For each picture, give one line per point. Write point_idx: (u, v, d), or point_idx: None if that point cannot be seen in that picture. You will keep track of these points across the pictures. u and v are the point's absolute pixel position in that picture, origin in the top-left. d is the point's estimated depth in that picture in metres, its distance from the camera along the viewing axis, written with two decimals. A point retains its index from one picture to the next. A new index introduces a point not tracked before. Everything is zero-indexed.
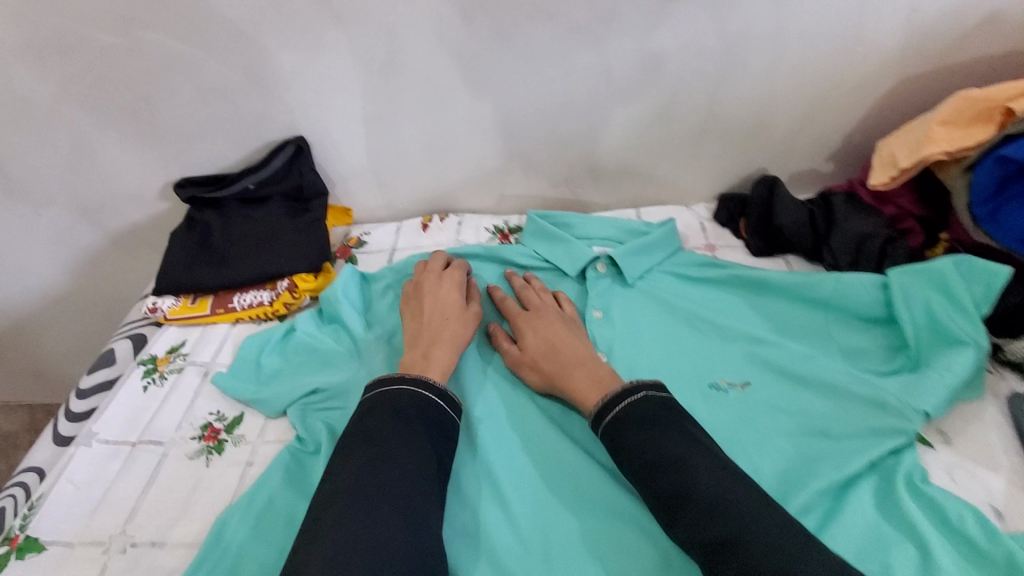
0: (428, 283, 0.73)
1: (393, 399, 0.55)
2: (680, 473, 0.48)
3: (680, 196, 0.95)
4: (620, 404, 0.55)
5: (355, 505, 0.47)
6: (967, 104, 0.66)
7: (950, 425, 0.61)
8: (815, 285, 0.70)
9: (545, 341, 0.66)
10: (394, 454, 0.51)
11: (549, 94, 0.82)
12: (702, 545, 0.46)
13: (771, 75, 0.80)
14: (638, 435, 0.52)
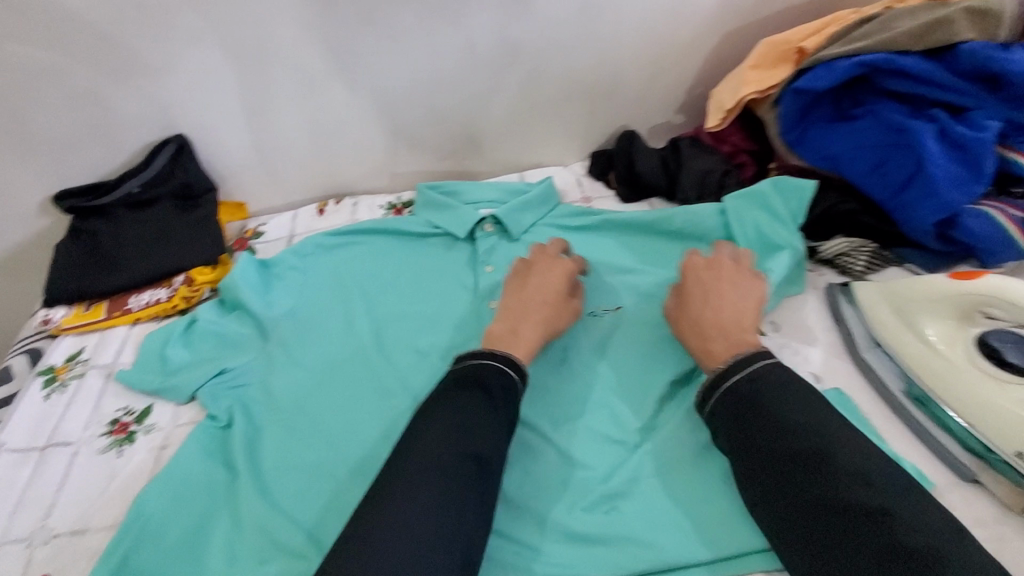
0: (541, 265, 0.72)
1: (481, 372, 0.57)
2: (825, 455, 0.49)
3: (559, 157, 1.03)
4: (755, 365, 0.56)
5: (427, 466, 0.49)
6: (770, 49, 0.77)
7: (780, 316, 0.70)
8: (667, 219, 0.80)
9: (700, 305, 0.64)
10: (469, 424, 0.53)
11: (422, 71, 0.87)
12: (832, 508, 0.46)
13: (618, 39, 0.89)
14: (774, 396, 0.53)
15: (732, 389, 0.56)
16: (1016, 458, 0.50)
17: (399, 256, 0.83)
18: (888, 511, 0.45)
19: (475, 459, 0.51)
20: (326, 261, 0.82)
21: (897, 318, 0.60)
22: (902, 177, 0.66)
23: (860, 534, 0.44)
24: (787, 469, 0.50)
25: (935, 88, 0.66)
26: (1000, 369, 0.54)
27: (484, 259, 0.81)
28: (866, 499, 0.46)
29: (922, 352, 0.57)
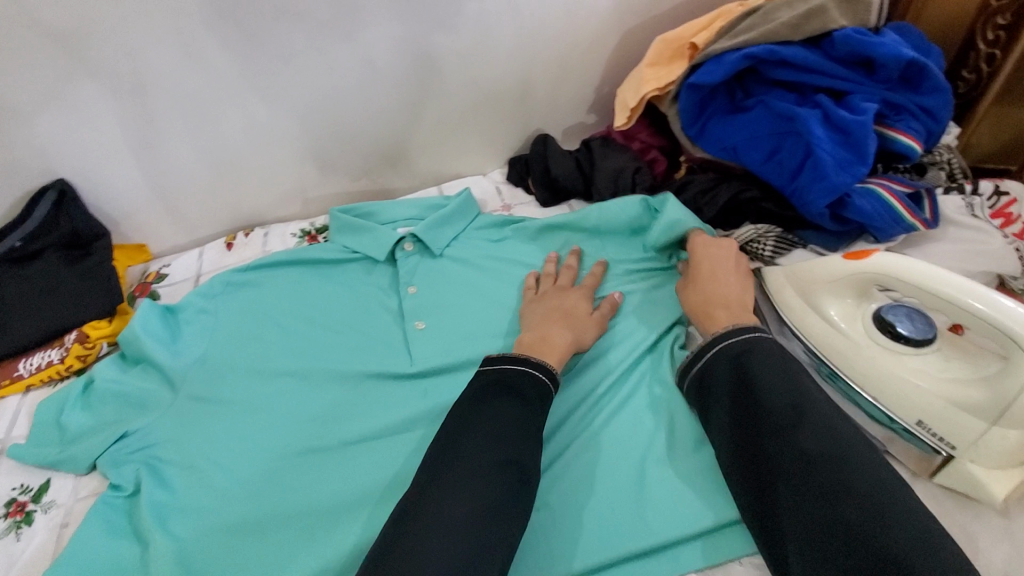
0: (554, 290, 0.73)
1: (518, 377, 0.57)
2: (796, 405, 0.50)
3: (477, 166, 1.02)
4: (744, 331, 0.57)
5: (466, 470, 0.49)
6: (665, 45, 0.79)
7: None
8: (584, 219, 0.81)
9: (710, 280, 0.66)
10: (507, 428, 0.52)
11: (321, 90, 0.84)
12: (794, 455, 0.47)
13: (520, 43, 0.89)
14: (755, 356, 0.55)
15: (719, 349, 0.57)
16: (917, 426, 0.52)
17: (317, 284, 0.80)
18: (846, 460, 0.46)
19: (514, 463, 0.50)
20: (236, 299, 0.77)
21: (801, 299, 0.62)
22: (795, 165, 0.69)
23: (813, 479, 0.45)
24: (754, 422, 0.51)
25: (817, 76, 0.69)
26: (896, 341, 0.55)
27: (406, 279, 0.79)
28: (828, 449, 0.47)
29: (827, 332, 0.59)
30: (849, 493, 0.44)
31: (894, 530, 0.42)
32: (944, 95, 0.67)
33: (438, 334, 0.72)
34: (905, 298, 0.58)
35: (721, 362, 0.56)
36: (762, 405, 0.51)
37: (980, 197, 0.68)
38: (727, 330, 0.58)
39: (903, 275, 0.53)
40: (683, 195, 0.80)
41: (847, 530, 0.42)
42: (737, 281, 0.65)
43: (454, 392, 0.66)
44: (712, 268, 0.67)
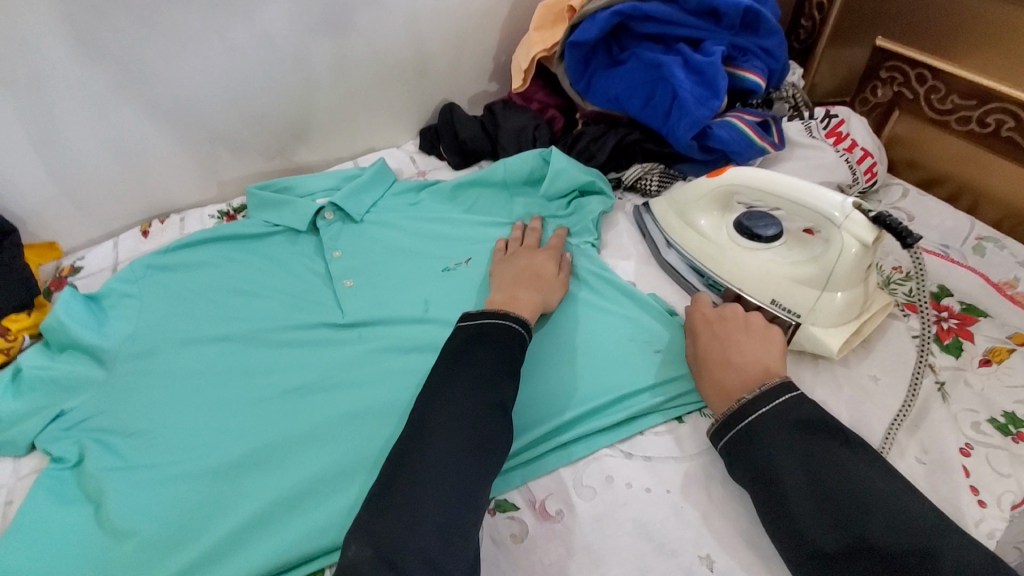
0: (523, 253, 0.73)
1: (498, 327, 0.58)
2: (854, 492, 0.44)
3: (390, 139, 1.07)
4: (775, 404, 0.50)
5: (453, 418, 0.50)
6: (547, 11, 0.87)
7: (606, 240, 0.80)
8: (491, 175, 0.89)
9: (718, 349, 0.58)
10: (491, 376, 0.54)
11: (225, 72, 0.86)
12: (872, 559, 0.42)
13: (416, 16, 0.95)
14: (796, 437, 0.48)
15: (749, 428, 0.50)
16: (772, 304, 0.63)
17: (244, 255, 0.82)
18: (932, 557, 0.40)
19: (498, 406, 0.52)
20: (160, 280, 0.79)
21: (680, 217, 0.72)
22: (666, 106, 0.79)
23: None
24: (816, 518, 0.44)
25: (675, 27, 0.79)
26: (751, 240, 0.67)
27: (331, 245, 0.82)
28: (908, 543, 0.41)
29: (701, 242, 0.70)
30: None
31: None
32: (778, 36, 0.80)
33: (366, 285, 0.77)
34: (759, 206, 0.69)
35: (753, 446, 0.50)
36: (819, 500, 0.45)
37: (815, 120, 0.82)
38: (750, 404, 0.51)
39: (739, 184, 0.65)
40: (577, 144, 0.89)
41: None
42: (751, 348, 0.57)
43: (387, 335, 0.71)
44: (721, 340, 0.59)
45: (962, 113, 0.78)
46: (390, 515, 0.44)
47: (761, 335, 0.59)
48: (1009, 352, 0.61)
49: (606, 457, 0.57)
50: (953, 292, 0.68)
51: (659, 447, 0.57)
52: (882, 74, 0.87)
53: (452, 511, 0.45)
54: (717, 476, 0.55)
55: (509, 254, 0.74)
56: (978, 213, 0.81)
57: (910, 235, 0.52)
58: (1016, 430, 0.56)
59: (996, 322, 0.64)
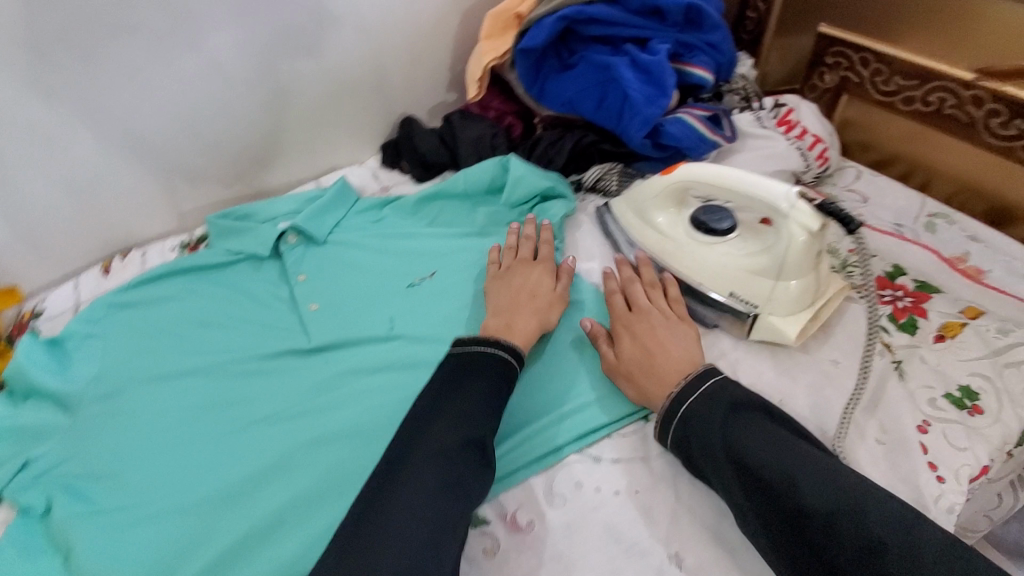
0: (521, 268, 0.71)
1: (484, 358, 0.58)
2: (781, 461, 0.47)
3: (351, 156, 1.06)
4: (703, 390, 0.53)
5: (430, 456, 0.50)
6: (495, 20, 0.88)
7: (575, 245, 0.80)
8: (453, 186, 0.89)
9: (642, 345, 0.60)
10: (472, 410, 0.53)
11: (175, 103, 0.85)
12: (805, 523, 0.44)
13: (366, 33, 0.95)
14: (726, 418, 0.51)
15: (687, 416, 0.53)
16: (732, 296, 0.63)
17: (207, 286, 0.82)
18: (854, 509, 0.43)
19: (478, 444, 0.52)
20: (122, 319, 0.78)
21: (637, 212, 0.73)
22: (618, 107, 0.80)
23: (837, 545, 0.42)
24: (754, 492, 0.47)
25: (621, 28, 0.80)
26: (706, 234, 0.68)
27: (296, 269, 0.82)
28: (835, 502, 0.44)
29: (658, 239, 0.70)
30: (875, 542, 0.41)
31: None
32: (721, 30, 0.81)
33: (330, 307, 0.77)
34: (714, 200, 0.70)
35: (690, 435, 0.52)
36: (752, 474, 0.47)
37: (765, 111, 0.84)
38: (682, 394, 0.54)
39: (689, 179, 0.66)
40: (535, 149, 0.90)
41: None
42: (672, 340, 0.60)
43: (353, 358, 0.71)
44: (643, 336, 0.61)
45: (905, 94, 0.80)
46: (357, 558, 0.44)
47: (675, 326, 0.62)
48: (961, 326, 0.62)
49: (575, 462, 0.57)
50: (907, 270, 0.69)
51: (626, 448, 0.58)
52: (829, 60, 0.89)
53: (420, 555, 0.44)
54: (684, 472, 0.55)
55: (504, 270, 0.72)
56: (930, 189, 0.82)
57: (854, 220, 0.53)
58: (972, 403, 0.57)
59: (948, 297, 0.66)
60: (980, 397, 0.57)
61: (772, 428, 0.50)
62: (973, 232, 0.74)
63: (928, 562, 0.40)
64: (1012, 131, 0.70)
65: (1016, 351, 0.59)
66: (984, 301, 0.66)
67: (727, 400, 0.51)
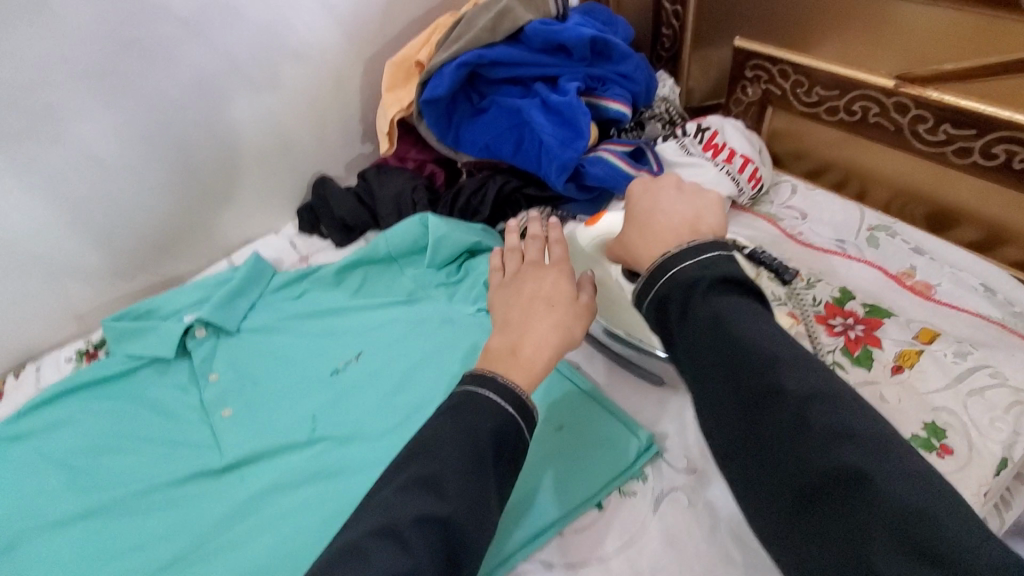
0: (530, 274, 0.59)
1: (474, 401, 0.47)
2: (768, 343, 0.38)
3: (268, 225, 0.98)
4: (698, 255, 0.44)
5: (378, 537, 0.39)
6: (396, 69, 0.82)
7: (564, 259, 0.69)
8: (374, 251, 0.82)
9: (642, 209, 0.52)
10: (442, 473, 0.42)
11: (47, 201, 0.77)
12: (775, 403, 0.36)
13: (259, 95, 0.87)
14: (715, 288, 0.41)
15: (671, 281, 0.43)
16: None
17: (106, 401, 0.73)
18: (840, 405, 0.35)
19: (442, 522, 0.40)
20: (9, 455, 0.69)
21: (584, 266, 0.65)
22: (536, 150, 0.74)
23: (810, 434, 0.34)
24: (723, 366, 0.39)
25: (527, 68, 0.75)
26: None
27: (206, 368, 0.74)
28: (823, 391, 0.36)
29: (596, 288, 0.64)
30: (854, 435, 0.33)
31: (900, 480, 0.31)
32: (632, 58, 0.77)
33: (245, 411, 0.69)
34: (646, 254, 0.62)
35: (668, 301, 0.43)
36: (727, 347, 0.39)
37: (689, 137, 0.79)
38: (674, 255, 0.45)
39: (609, 234, 0.62)
40: (458, 201, 0.83)
41: (849, 496, 0.32)
42: (680, 206, 0.50)
43: (271, 472, 0.63)
44: (647, 202, 0.52)
45: (829, 104, 0.77)
46: None
47: (692, 198, 0.52)
48: (918, 354, 0.58)
49: (525, 572, 0.51)
50: (855, 293, 0.65)
51: (581, 545, 0.52)
52: (748, 73, 0.85)
53: None
54: (646, 568, 0.50)
55: (510, 276, 0.60)
56: (868, 197, 0.79)
57: (787, 270, 0.54)
58: (939, 443, 0.53)
59: (900, 320, 0.61)
60: (946, 435, 0.53)
61: (766, 315, 0.41)
62: (915, 242, 0.71)
63: (907, 467, 0.32)
64: (941, 136, 0.67)
65: (977, 376, 0.55)
66: (938, 319, 0.62)
67: (723, 269, 0.41)
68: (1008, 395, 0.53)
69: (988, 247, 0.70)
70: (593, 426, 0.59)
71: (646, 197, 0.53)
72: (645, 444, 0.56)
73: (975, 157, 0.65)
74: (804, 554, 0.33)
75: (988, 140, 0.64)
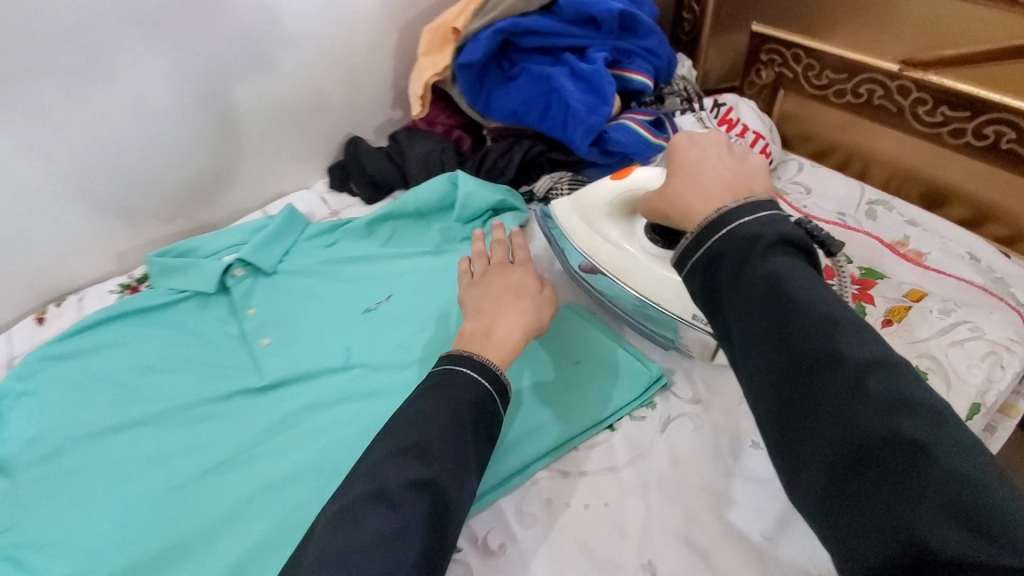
0: (496, 275, 0.66)
1: (453, 380, 0.51)
2: (828, 311, 0.37)
3: (299, 180, 1.04)
4: (754, 214, 0.42)
5: (373, 491, 0.43)
6: (432, 35, 0.87)
7: (575, 230, 0.71)
8: (404, 205, 0.87)
9: (691, 167, 0.51)
10: (426, 441, 0.46)
11: (98, 140, 0.81)
12: (834, 372, 0.36)
13: (298, 54, 0.92)
14: (772, 250, 0.40)
15: (726, 239, 0.42)
16: (694, 319, 0.62)
17: (150, 329, 0.78)
18: (899, 377, 0.35)
19: (431, 482, 0.44)
20: (59, 372, 0.74)
21: (589, 230, 0.70)
22: (564, 115, 0.80)
23: (873, 407, 0.34)
24: (777, 331, 0.38)
25: (560, 38, 0.80)
26: (665, 247, 0.64)
27: (245, 304, 0.79)
28: (882, 362, 0.35)
29: (612, 251, 0.68)
30: (918, 410, 0.33)
31: (959, 453, 0.32)
32: (656, 35, 0.83)
33: (283, 341, 0.75)
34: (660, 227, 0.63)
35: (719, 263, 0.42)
36: (786, 315, 0.38)
37: (706, 111, 0.85)
38: (729, 214, 0.43)
39: (644, 186, 0.63)
40: (485, 162, 0.89)
41: (906, 466, 0.32)
42: (729, 163, 0.50)
43: (309, 393, 0.69)
44: (694, 159, 0.52)
45: (838, 86, 0.82)
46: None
47: (741, 157, 0.51)
48: (907, 310, 0.64)
49: (543, 479, 0.57)
50: (853, 258, 0.71)
51: (595, 460, 0.58)
52: (763, 56, 0.91)
53: None
54: (653, 481, 0.56)
55: (478, 276, 0.67)
56: (869, 176, 0.85)
57: (834, 243, 0.47)
58: None
59: (893, 282, 0.67)
60: (927, 377, 0.59)
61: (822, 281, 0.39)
62: (910, 216, 0.76)
63: (966, 443, 0.32)
64: (938, 117, 0.73)
65: (958, 330, 0.61)
66: (926, 282, 0.68)
67: (781, 230, 0.40)
68: (984, 346, 0.60)
69: (976, 223, 0.77)
70: (607, 360, 0.64)
71: (693, 149, 0.52)
72: (654, 375, 0.62)
73: (969, 137, 0.72)
74: (851, 521, 0.34)
75: (980, 121, 0.70)
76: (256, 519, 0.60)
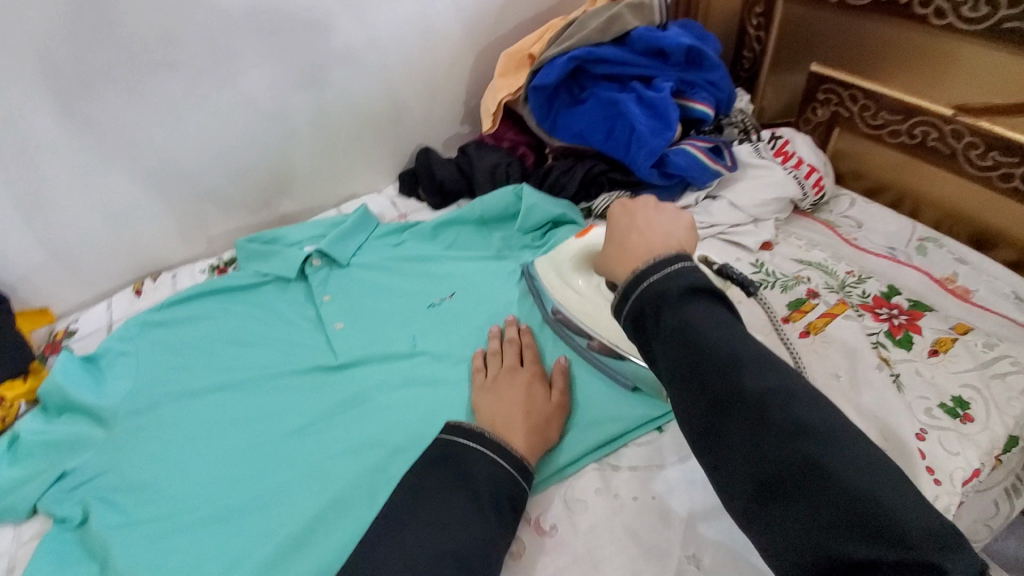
0: (507, 381, 0.66)
1: (478, 462, 0.55)
2: (731, 351, 0.42)
3: (371, 184, 1.12)
4: (669, 268, 0.47)
5: (405, 559, 0.48)
6: (509, 59, 0.94)
7: (549, 282, 0.76)
8: (468, 213, 0.94)
9: (621, 240, 0.57)
10: (452, 519, 0.50)
11: (208, 134, 0.91)
12: (743, 405, 0.40)
13: (387, 69, 1.01)
14: (684, 302, 0.45)
15: (647, 294, 0.47)
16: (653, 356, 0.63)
17: (235, 306, 0.86)
18: (792, 403, 0.39)
19: (457, 556, 0.48)
20: (154, 336, 0.81)
21: (561, 281, 0.74)
22: (625, 138, 0.86)
23: (774, 436, 0.38)
24: (693, 376, 0.42)
25: (627, 67, 0.87)
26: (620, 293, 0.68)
27: (322, 290, 0.86)
28: (778, 389, 0.40)
29: (579, 300, 0.71)
30: (809, 433, 0.38)
31: (845, 462, 0.37)
32: (719, 69, 0.89)
33: (354, 326, 0.81)
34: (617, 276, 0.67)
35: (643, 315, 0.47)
36: (697, 360, 0.42)
37: (763, 142, 0.90)
38: (650, 266, 0.48)
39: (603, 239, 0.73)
40: (547, 178, 0.95)
41: (805, 482, 0.37)
42: (660, 230, 0.55)
43: (376, 377, 0.75)
44: (626, 230, 0.57)
45: (892, 127, 0.87)
46: None
47: (670, 223, 0.56)
48: (953, 342, 0.66)
49: (593, 471, 0.62)
50: (901, 290, 0.73)
51: (643, 458, 0.62)
52: (820, 95, 0.96)
53: None
54: (698, 480, 0.60)
55: (491, 378, 0.68)
56: (920, 215, 0.88)
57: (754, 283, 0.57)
58: (963, 412, 0.61)
59: (939, 315, 0.70)
60: (970, 406, 0.61)
61: (724, 320, 0.44)
62: (959, 255, 0.79)
63: (854, 453, 0.37)
64: (989, 162, 0.77)
65: (1000, 364, 0.63)
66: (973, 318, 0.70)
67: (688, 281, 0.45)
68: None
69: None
70: None
71: (625, 215, 0.58)
72: None
73: (1016, 183, 0.75)
74: (774, 537, 0.38)
75: None
76: (323, 481, 0.65)
